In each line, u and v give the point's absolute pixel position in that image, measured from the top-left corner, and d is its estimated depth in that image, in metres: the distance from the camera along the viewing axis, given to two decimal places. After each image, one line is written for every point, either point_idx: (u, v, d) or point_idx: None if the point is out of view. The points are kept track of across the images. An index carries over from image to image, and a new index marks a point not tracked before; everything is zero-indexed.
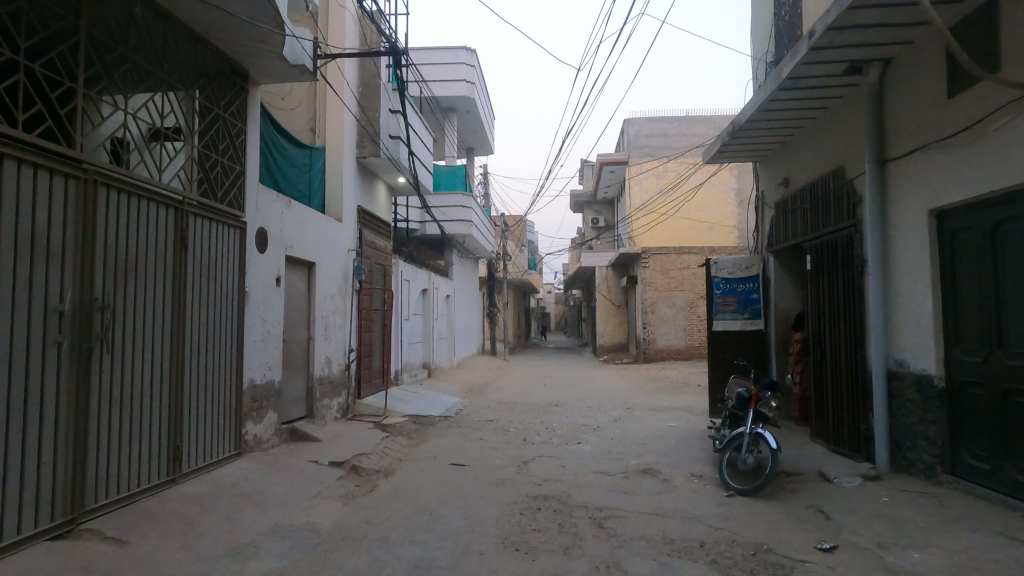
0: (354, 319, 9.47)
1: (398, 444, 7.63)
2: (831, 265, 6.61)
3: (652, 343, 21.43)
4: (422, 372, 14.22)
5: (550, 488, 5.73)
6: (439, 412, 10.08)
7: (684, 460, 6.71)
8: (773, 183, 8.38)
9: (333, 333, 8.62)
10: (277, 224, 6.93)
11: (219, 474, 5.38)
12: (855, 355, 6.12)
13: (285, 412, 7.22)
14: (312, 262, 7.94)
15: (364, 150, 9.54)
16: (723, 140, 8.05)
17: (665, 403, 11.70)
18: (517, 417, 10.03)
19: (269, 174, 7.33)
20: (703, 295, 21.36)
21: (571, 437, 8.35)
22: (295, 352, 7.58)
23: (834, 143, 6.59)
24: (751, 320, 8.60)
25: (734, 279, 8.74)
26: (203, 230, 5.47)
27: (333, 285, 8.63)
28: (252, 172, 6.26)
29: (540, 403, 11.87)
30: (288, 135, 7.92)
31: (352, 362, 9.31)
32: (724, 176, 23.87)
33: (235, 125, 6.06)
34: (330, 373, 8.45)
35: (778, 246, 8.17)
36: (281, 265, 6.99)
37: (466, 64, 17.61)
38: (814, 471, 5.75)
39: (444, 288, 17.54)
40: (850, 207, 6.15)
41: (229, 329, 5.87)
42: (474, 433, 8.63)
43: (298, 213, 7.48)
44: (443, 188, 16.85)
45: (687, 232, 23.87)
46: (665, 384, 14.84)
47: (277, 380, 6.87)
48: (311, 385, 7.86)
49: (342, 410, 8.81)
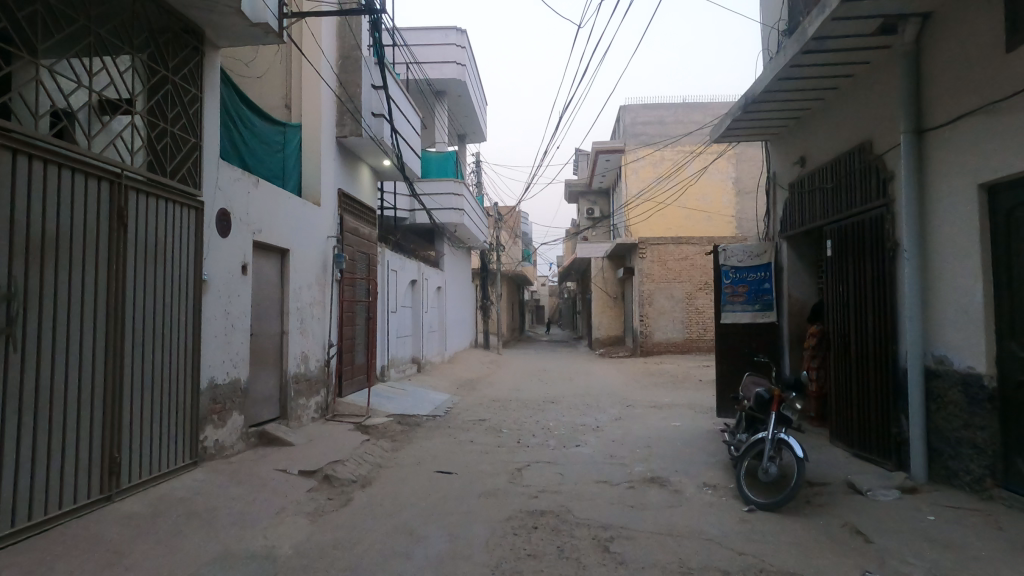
0: (335, 311, 8.77)
1: (380, 448, 6.96)
2: (855, 249, 5.96)
3: (649, 336, 20.84)
4: (411, 367, 13.54)
5: (546, 501, 5.09)
6: (427, 411, 9.43)
7: (694, 467, 6.06)
8: (787, 163, 7.73)
9: (310, 327, 7.92)
10: (243, 205, 6.21)
11: (168, 489, 4.70)
12: (883, 349, 5.47)
13: (252, 413, 6.53)
14: (285, 249, 7.24)
15: (344, 128, 8.82)
16: (733, 116, 7.36)
17: (666, 400, 11.08)
18: (511, 417, 9.37)
19: (234, 150, 6.64)
20: (702, 287, 20.79)
21: (569, 439, 7.71)
22: (266, 348, 6.89)
23: (859, 114, 5.93)
24: (763, 312, 7.96)
25: (744, 267, 8.05)
26: (148, 209, 4.77)
27: (309, 274, 7.94)
28: (209, 145, 5.54)
29: (534, 400, 11.23)
30: (256, 108, 7.20)
31: (333, 357, 8.63)
32: (723, 164, 23.23)
33: (189, 92, 5.34)
34: (307, 370, 7.77)
35: (792, 231, 7.53)
36: (247, 251, 6.28)
37: (456, 44, 16.89)
38: (842, 481, 5.09)
39: (435, 279, 16.85)
40: (879, 184, 5.49)
41: (183, 323, 5.18)
42: (463, 434, 7.98)
43: (268, 193, 6.76)
44: (433, 174, 16.09)
45: (685, 222, 23.33)
46: (665, 379, 14.26)
47: (243, 379, 6.19)
48: (284, 383, 7.18)
49: (320, 410, 8.13)
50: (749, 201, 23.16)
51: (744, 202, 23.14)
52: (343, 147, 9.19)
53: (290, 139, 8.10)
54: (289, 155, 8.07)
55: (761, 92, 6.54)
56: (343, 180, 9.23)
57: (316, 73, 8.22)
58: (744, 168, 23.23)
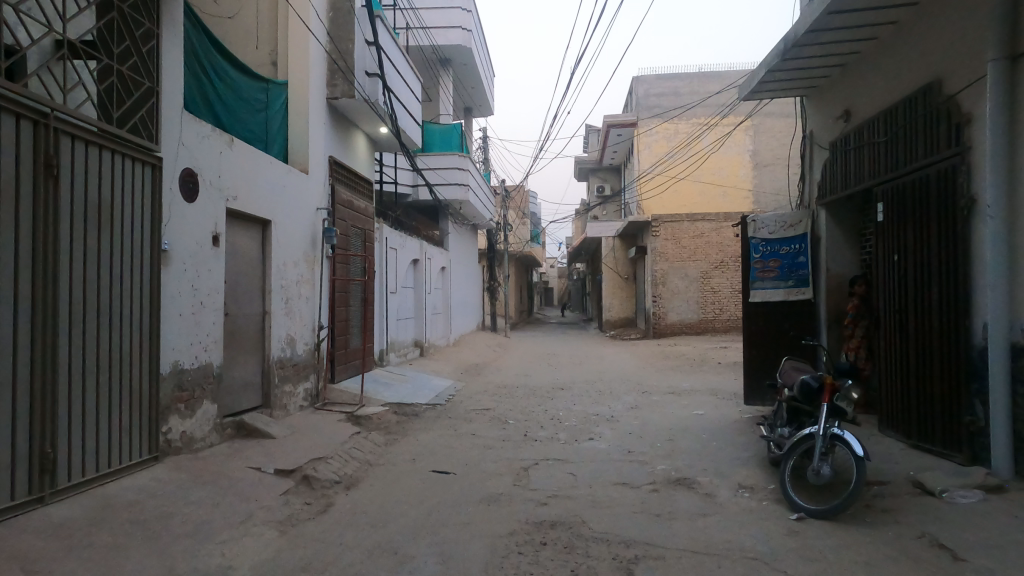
0: (325, 290, 8.04)
1: (371, 442, 6.27)
2: (915, 212, 5.14)
3: (663, 318, 20.06)
4: (412, 351, 12.84)
5: (557, 510, 4.40)
6: (427, 399, 8.75)
7: (725, 466, 5.33)
8: (828, 120, 6.89)
9: (297, 307, 7.21)
10: (214, 167, 5.45)
11: (118, 491, 4.01)
12: (953, 327, 4.68)
13: (229, 403, 5.85)
14: (266, 219, 6.49)
15: (335, 88, 8.04)
16: (769, 65, 6.51)
17: (685, 385, 10.32)
18: (518, 405, 8.66)
19: (203, 102, 5.91)
20: (717, 266, 19.88)
21: (581, 431, 6.99)
22: (244, 329, 6.19)
23: (926, 53, 5.09)
24: (796, 289, 7.16)
25: (776, 240, 7.24)
26: (88, 163, 4.02)
27: (296, 249, 7.21)
28: (169, 92, 4.77)
29: (544, 387, 10.51)
30: (231, 59, 6.44)
31: (323, 340, 7.93)
32: (739, 137, 22.25)
33: (142, 24, 4.57)
34: (293, 355, 7.09)
35: (833, 196, 6.71)
36: (220, 219, 5.52)
37: (461, 8, 15.86)
38: (907, 480, 4.33)
39: (440, 259, 16.12)
40: (952, 131, 4.68)
41: (137, 298, 4.44)
42: (465, 426, 7.29)
43: (244, 154, 5.99)
44: (436, 147, 15.24)
45: (699, 198, 22.39)
46: (682, 362, 13.49)
47: (216, 364, 5.48)
48: (267, 368, 6.50)
49: (310, 398, 7.48)
50: (767, 175, 22.14)
51: (762, 176, 22.17)
52: (335, 110, 8.41)
53: (274, 97, 7.33)
54: (273, 116, 7.30)
55: (805, 33, 5.69)
56: (335, 146, 8.47)
57: (303, 25, 7.44)
58: (761, 141, 22.24)
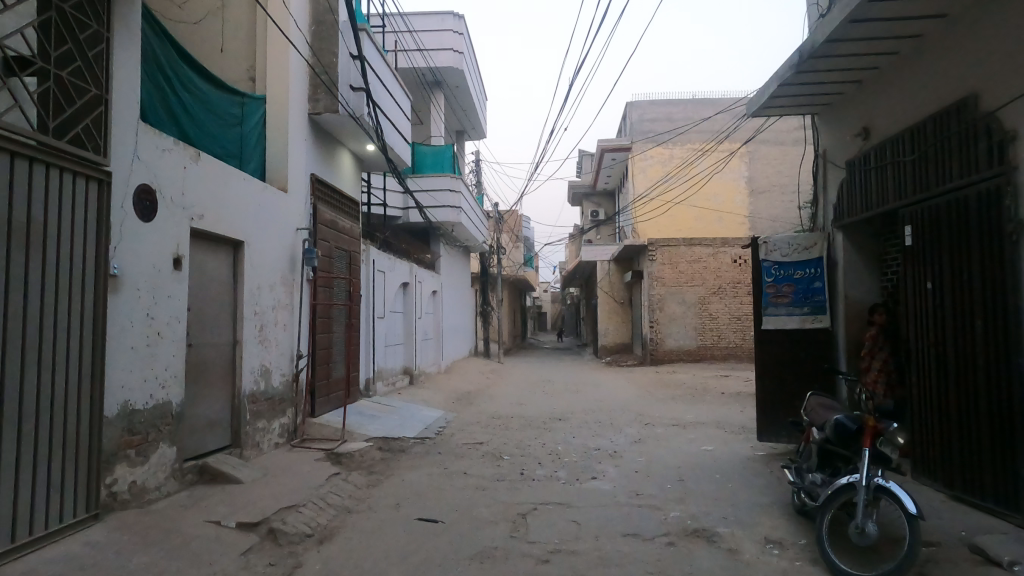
0: (305, 317, 7.48)
1: (351, 484, 5.65)
2: (950, 235, 4.68)
3: (660, 344, 19.53)
4: (401, 379, 12.22)
5: (561, 569, 3.81)
6: (415, 432, 8.14)
7: (745, 514, 4.77)
8: (843, 138, 6.48)
9: (272, 335, 6.64)
10: (176, 184, 4.95)
11: (41, 561, 3.38)
12: (1002, 363, 4.18)
13: (191, 443, 5.25)
14: (238, 241, 5.97)
15: (317, 103, 7.62)
16: (780, 78, 6.13)
17: (689, 417, 9.77)
18: (512, 439, 8.07)
19: (167, 114, 5.42)
20: (715, 291, 19.43)
21: (582, 469, 6.41)
22: (211, 361, 5.61)
23: (956, 65, 4.71)
24: (812, 316, 6.67)
25: (789, 263, 6.77)
26: (16, 176, 3.48)
27: (273, 272, 6.67)
28: (123, 101, 4.27)
29: (539, 418, 9.92)
30: (199, 69, 5.99)
31: (302, 370, 7.34)
32: (734, 164, 22.18)
33: (88, 26, 4.05)
34: (267, 387, 6.50)
35: (851, 218, 6.28)
36: (183, 240, 5.00)
37: (453, 31, 15.63)
38: (962, 543, 3.77)
39: (431, 283, 15.60)
40: (994, 149, 4.26)
41: (77, 332, 3.87)
42: (456, 463, 6.69)
43: (214, 170, 5.49)
44: (428, 169, 14.86)
45: (695, 222, 22.10)
46: (682, 391, 12.95)
47: (176, 402, 4.92)
48: (237, 404, 5.92)
49: (286, 434, 6.86)
50: (762, 201, 21.98)
51: (757, 202, 22.01)
52: (317, 126, 7.96)
53: (250, 111, 6.86)
54: (249, 130, 6.82)
55: (820, 44, 5.30)
56: (318, 164, 7.99)
57: (283, 37, 7.02)
58: (756, 167, 22.14)
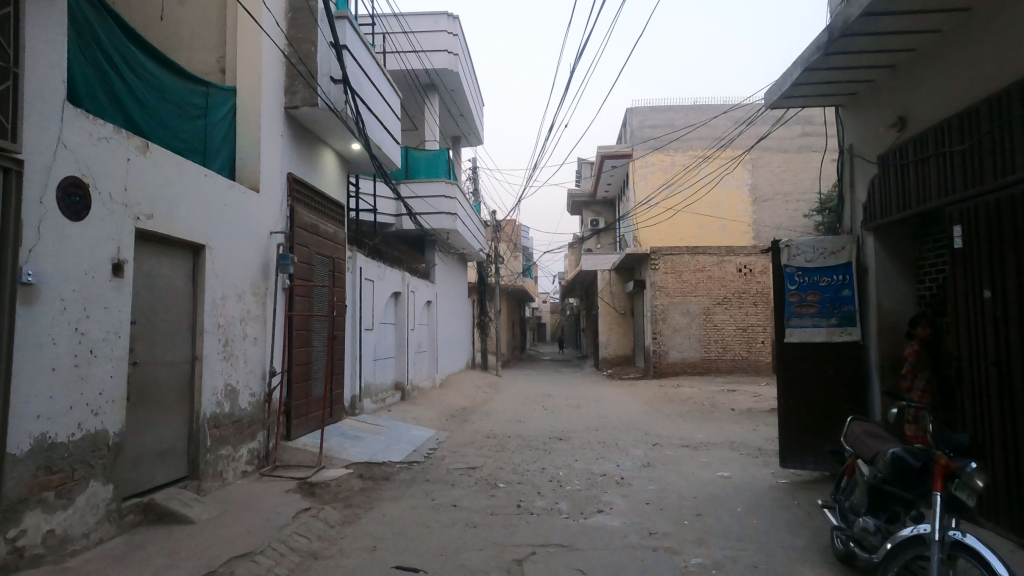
0: (280, 329, 6.80)
1: (322, 522, 4.92)
2: (1011, 235, 4.03)
3: (663, 356, 18.85)
4: (392, 395, 11.53)
5: None
6: (402, 455, 7.44)
7: (778, 562, 4.06)
8: (874, 129, 5.84)
9: (240, 350, 5.96)
10: (117, 178, 4.30)
11: None
12: None
13: (133, 478, 4.55)
14: (197, 245, 5.31)
15: (294, 96, 7.00)
16: (803, 65, 5.52)
17: (700, 436, 9.07)
18: (508, 463, 7.36)
19: (108, 98, 4.81)
20: (720, 301, 18.72)
21: (586, 501, 5.71)
22: (163, 381, 4.93)
23: (1013, 40, 4.09)
24: (841, 328, 6.02)
25: (814, 269, 6.14)
26: None
27: (240, 279, 6.00)
28: (36, 82, 3.66)
29: (538, 437, 9.22)
30: (155, 53, 5.38)
31: (276, 389, 6.65)
32: (738, 171, 21.62)
33: None
34: (232, 409, 5.81)
35: (884, 218, 5.63)
36: (124, 243, 4.34)
37: (448, 32, 15.01)
38: None
39: (426, 293, 14.95)
40: None
41: None
42: (444, 493, 6.00)
43: (167, 163, 4.85)
44: (421, 174, 14.25)
45: (698, 231, 21.52)
46: (690, 407, 12.25)
47: (114, 431, 4.22)
48: (195, 429, 5.23)
49: (255, 460, 6.16)
50: (766, 209, 21.45)
51: (761, 210, 21.45)
52: (295, 122, 7.34)
53: (217, 103, 6.23)
54: (215, 125, 6.18)
55: (852, 22, 4.69)
56: (296, 162, 7.36)
57: (254, 22, 6.42)
58: (760, 173, 21.60)
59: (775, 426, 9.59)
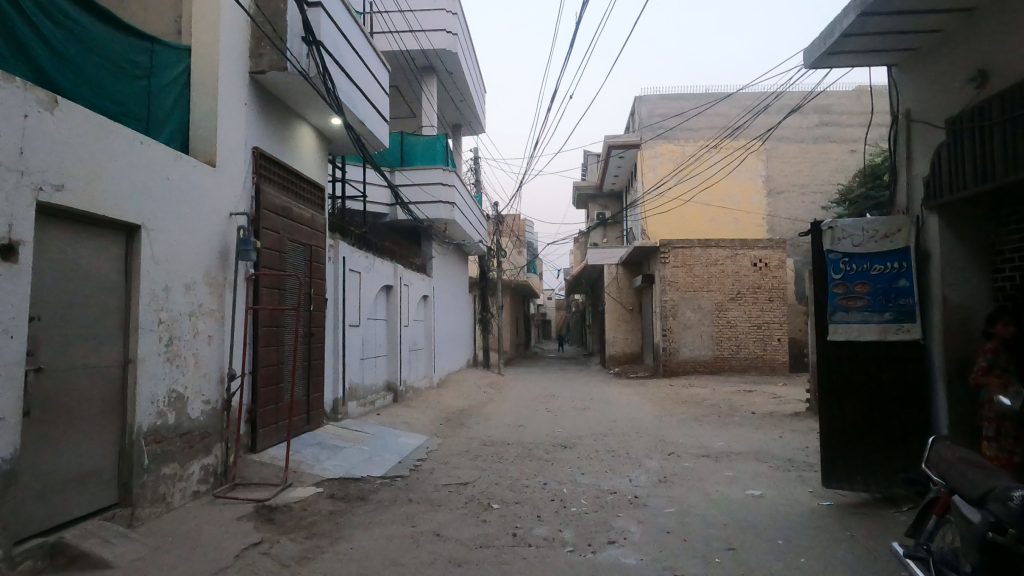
0: (243, 326, 5.93)
1: (275, 562, 4.03)
2: None
3: (674, 354, 17.93)
4: (382, 397, 10.67)
5: None
6: (384, 468, 6.57)
7: None
8: (943, 88, 4.89)
9: (190, 351, 5.08)
10: (10, 138, 3.41)
11: None
12: None
13: (40, 509, 3.66)
14: (133, 226, 4.44)
15: (261, 59, 6.10)
16: (861, 8, 4.58)
17: (720, 444, 8.15)
18: (506, 478, 6.47)
19: (12, 45, 3.86)
20: (734, 296, 17.75)
21: (596, 529, 4.82)
22: (87, 390, 4.03)
23: None
24: (895, 324, 5.11)
25: (863, 255, 5.20)
26: None
27: (191, 267, 5.12)
28: None
29: (540, 446, 8.32)
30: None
31: (236, 394, 5.78)
32: (751, 161, 20.62)
33: None
34: (180, 420, 4.93)
35: (952, 194, 4.70)
36: (18, 218, 3.44)
37: (447, 9, 14.03)
38: None
39: (422, 288, 14.09)
40: None
41: None
42: (429, 518, 5.12)
43: (89, 125, 3.98)
44: (417, 161, 13.36)
45: (709, 223, 20.59)
46: (705, 411, 11.31)
47: (6, 455, 3.30)
48: (128, 446, 4.33)
49: (209, 479, 5.28)
50: (781, 200, 20.47)
51: (775, 202, 20.47)
52: (262, 89, 6.44)
53: (165, 62, 5.30)
54: (164, 86, 5.28)
55: None
56: (263, 136, 6.47)
57: None
58: (774, 164, 20.61)
59: (802, 434, 8.66)
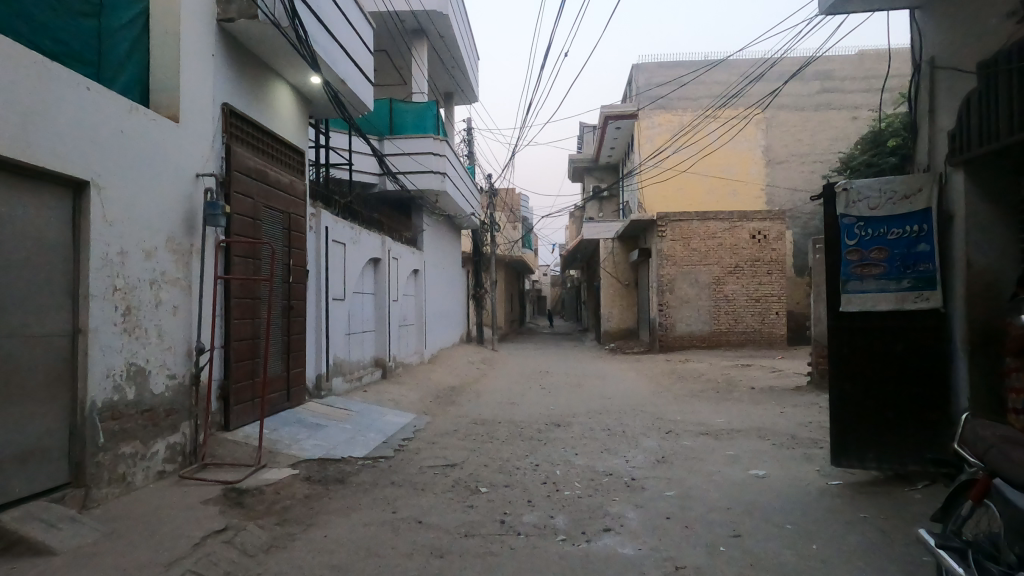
0: (212, 296, 5.51)
1: (239, 551, 3.68)
2: None
3: (670, 329, 17.62)
4: (370, 373, 10.33)
5: None
6: (367, 448, 6.24)
7: None
8: (975, 31, 4.46)
9: (150, 321, 4.67)
10: None
11: None
12: None
13: None
14: (80, 183, 4.00)
15: (229, 6, 5.60)
16: None
17: (720, 421, 7.84)
18: (495, 458, 6.15)
19: None
20: (732, 270, 17.38)
21: (589, 513, 4.50)
22: (27, 362, 3.64)
23: None
24: (914, 293, 4.74)
25: (879, 219, 4.82)
26: None
27: (152, 231, 4.70)
28: None
29: (533, 423, 8.00)
30: None
31: (206, 369, 5.40)
32: (751, 131, 20.10)
33: None
34: (141, 396, 4.56)
35: (981, 149, 4.30)
36: None
37: None
38: None
39: (412, 262, 13.66)
40: None
41: None
42: (411, 501, 4.78)
43: (19, 64, 3.51)
44: (406, 128, 12.82)
45: (707, 196, 20.15)
46: (702, 386, 11.02)
47: None
48: (80, 424, 3.96)
49: (177, 459, 4.93)
50: (781, 172, 20.00)
51: (774, 174, 20.01)
52: (231, 40, 5.94)
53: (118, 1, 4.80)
54: (115, 28, 4.77)
55: None
56: (233, 92, 5.98)
57: None
58: (774, 134, 20.10)
59: (805, 409, 8.36)
